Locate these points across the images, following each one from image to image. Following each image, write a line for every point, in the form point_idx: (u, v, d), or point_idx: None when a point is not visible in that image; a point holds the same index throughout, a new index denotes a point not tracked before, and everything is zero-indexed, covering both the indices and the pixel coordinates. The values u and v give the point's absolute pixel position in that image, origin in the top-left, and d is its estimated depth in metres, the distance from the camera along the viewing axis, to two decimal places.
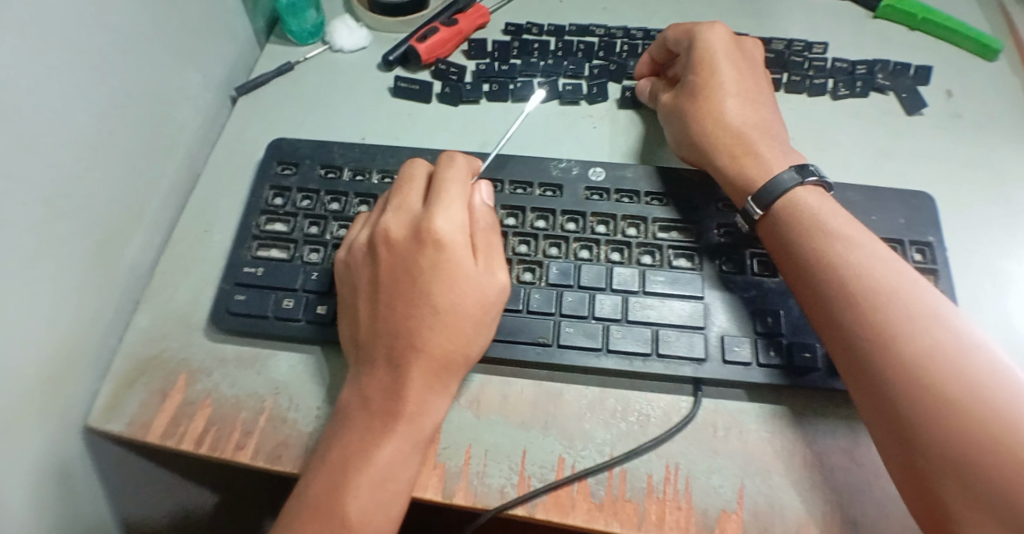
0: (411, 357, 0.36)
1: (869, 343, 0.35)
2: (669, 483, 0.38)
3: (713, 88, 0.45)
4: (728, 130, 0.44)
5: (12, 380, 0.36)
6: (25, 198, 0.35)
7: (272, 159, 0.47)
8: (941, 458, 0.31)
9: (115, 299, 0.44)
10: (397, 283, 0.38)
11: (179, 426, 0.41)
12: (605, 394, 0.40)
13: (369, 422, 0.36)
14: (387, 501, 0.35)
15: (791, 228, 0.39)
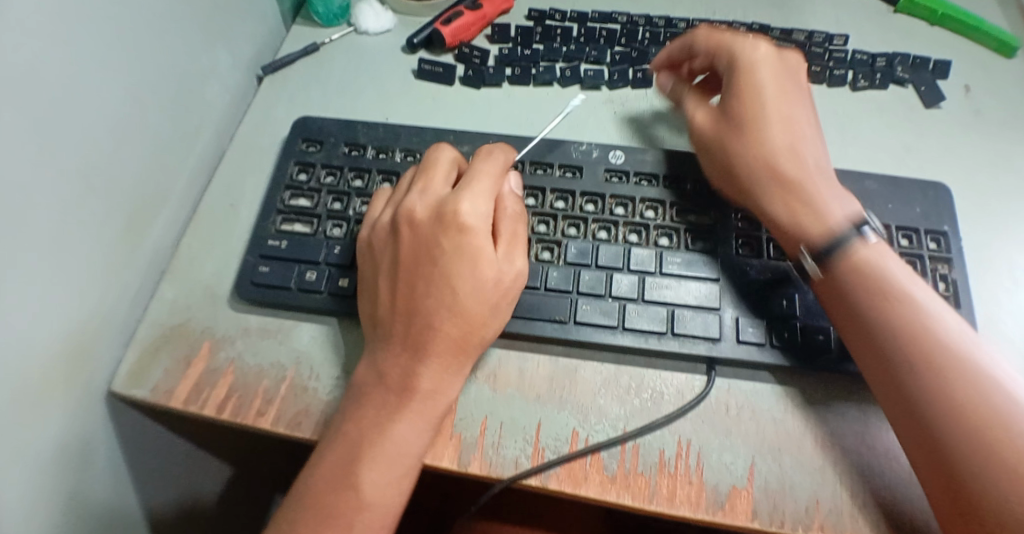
0: (428, 336, 0.37)
1: (902, 363, 0.35)
2: (681, 458, 0.38)
3: (747, 97, 0.44)
4: (770, 147, 0.42)
5: (44, 343, 0.37)
6: (57, 165, 0.36)
7: (298, 137, 0.48)
8: (976, 480, 0.31)
9: (142, 269, 0.46)
10: (418, 265, 0.39)
11: (203, 392, 0.43)
12: (620, 371, 0.41)
13: (387, 402, 0.37)
14: (399, 476, 0.36)
15: (824, 242, 0.39)
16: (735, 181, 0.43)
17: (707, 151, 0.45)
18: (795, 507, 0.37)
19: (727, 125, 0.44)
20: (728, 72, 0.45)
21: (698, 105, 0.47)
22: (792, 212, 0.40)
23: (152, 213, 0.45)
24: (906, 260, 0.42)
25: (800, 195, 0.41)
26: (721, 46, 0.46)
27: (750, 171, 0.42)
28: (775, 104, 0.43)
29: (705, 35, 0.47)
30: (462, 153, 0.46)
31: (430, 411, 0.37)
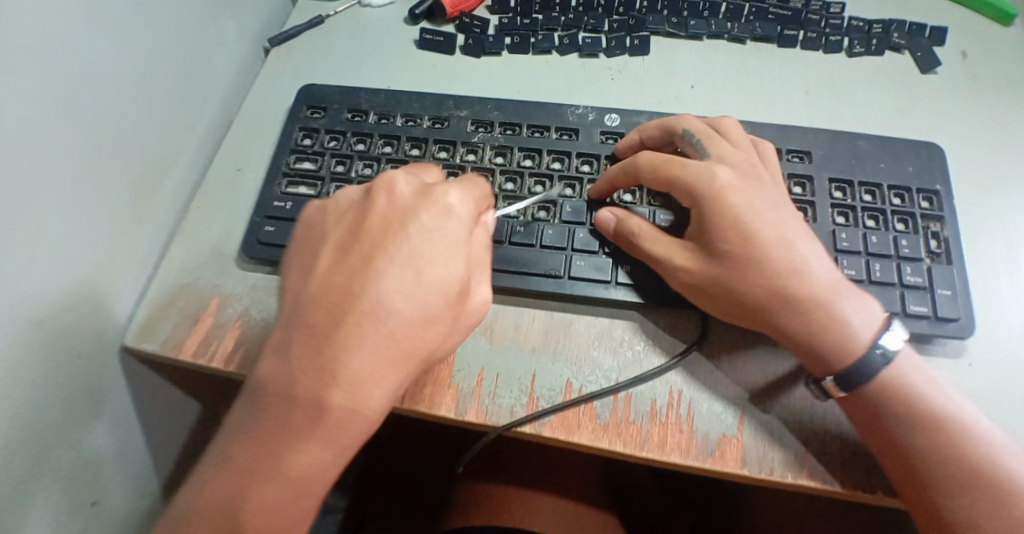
0: (359, 347, 0.30)
1: (908, 434, 0.35)
2: (672, 408, 0.39)
3: (708, 180, 0.39)
4: (773, 282, 0.37)
5: (58, 294, 0.39)
6: (71, 124, 0.38)
7: (303, 103, 0.50)
8: (956, 492, 0.34)
9: (153, 230, 0.47)
10: (373, 250, 0.32)
11: (210, 346, 0.44)
12: (613, 325, 0.42)
13: (279, 427, 0.31)
14: (293, 502, 0.31)
15: (826, 341, 0.37)
16: (723, 304, 0.39)
17: (701, 293, 0.39)
18: (782, 455, 0.38)
19: (717, 266, 0.38)
20: (693, 184, 0.39)
21: (670, 244, 0.39)
22: (803, 320, 0.37)
23: (161, 176, 0.47)
24: (898, 218, 0.42)
25: (793, 323, 0.37)
26: (668, 165, 0.40)
27: (753, 309, 0.38)
28: (752, 209, 0.38)
29: (651, 165, 0.40)
30: (461, 117, 0.48)
31: (344, 434, 0.31)
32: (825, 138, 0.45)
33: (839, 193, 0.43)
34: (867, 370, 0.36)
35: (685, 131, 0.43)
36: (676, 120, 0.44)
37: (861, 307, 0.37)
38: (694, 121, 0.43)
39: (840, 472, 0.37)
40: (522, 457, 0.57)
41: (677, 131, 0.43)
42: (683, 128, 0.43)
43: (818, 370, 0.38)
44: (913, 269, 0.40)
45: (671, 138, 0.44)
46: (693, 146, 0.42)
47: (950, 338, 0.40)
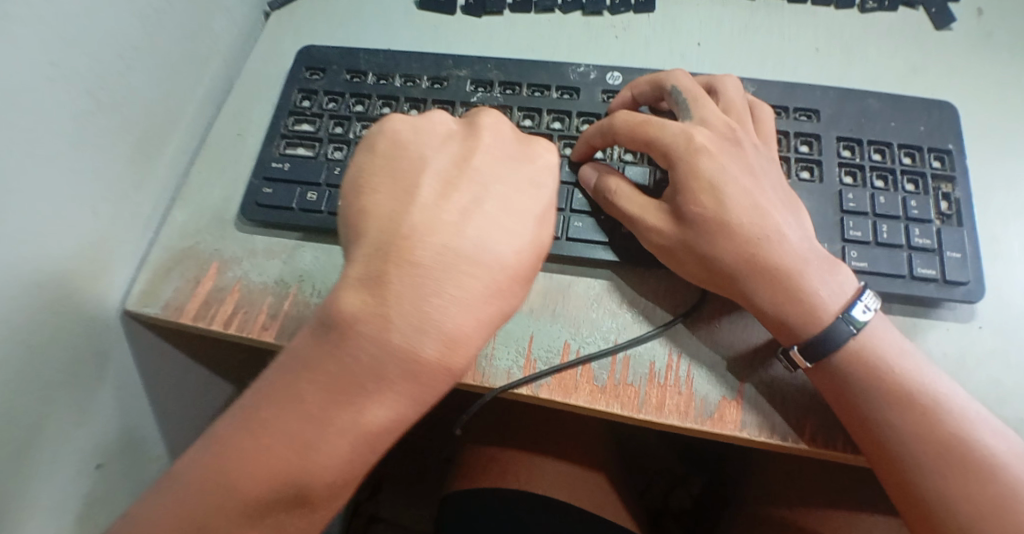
0: (453, 294, 0.29)
1: (874, 404, 0.35)
2: (671, 370, 0.39)
3: (681, 143, 0.38)
4: (742, 248, 0.37)
5: (61, 257, 0.38)
6: (72, 86, 0.37)
7: (301, 65, 0.49)
8: (926, 469, 0.34)
9: (155, 195, 0.46)
10: (471, 198, 0.32)
11: (211, 308, 0.44)
12: (613, 287, 0.42)
13: (349, 377, 0.28)
14: (357, 460, 0.29)
15: (792, 311, 0.36)
16: (691, 268, 0.38)
17: (671, 257, 0.39)
18: (781, 419, 0.37)
19: (687, 229, 0.37)
20: (668, 146, 0.38)
21: (645, 205, 0.39)
22: (770, 286, 0.36)
23: (163, 140, 0.46)
24: (907, 178, 0.41)
25: (760, 290, 0.37)
26: (645, 127, 0.39)
27: (721, 274, 0.37)
28: (725, 172, 0.37)
29: (628, 124, 0.39)
30: (461, 77, 0.47)
31: (423, 394, 0.29)
32: (834, 95, 0.44)
33: (847, 152, 0.42)
34: (833, 341, 0.35)
35: (674, 87, 0.42)
36: (667, 76, 0.42)
37: (830, 276, 0.36)
38: (683, 78, 0.42)
39: (842, 435, 0.37)
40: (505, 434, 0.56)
41: (665, 88, 0.42)
42: (672, 84, 0.42)
43: (784, 339, 0.37)
44: (922, 230, 0.39)
45: (660, 95, 0.42)
46: (677, 104, 0.41)
47: (957, 302, 0.39)
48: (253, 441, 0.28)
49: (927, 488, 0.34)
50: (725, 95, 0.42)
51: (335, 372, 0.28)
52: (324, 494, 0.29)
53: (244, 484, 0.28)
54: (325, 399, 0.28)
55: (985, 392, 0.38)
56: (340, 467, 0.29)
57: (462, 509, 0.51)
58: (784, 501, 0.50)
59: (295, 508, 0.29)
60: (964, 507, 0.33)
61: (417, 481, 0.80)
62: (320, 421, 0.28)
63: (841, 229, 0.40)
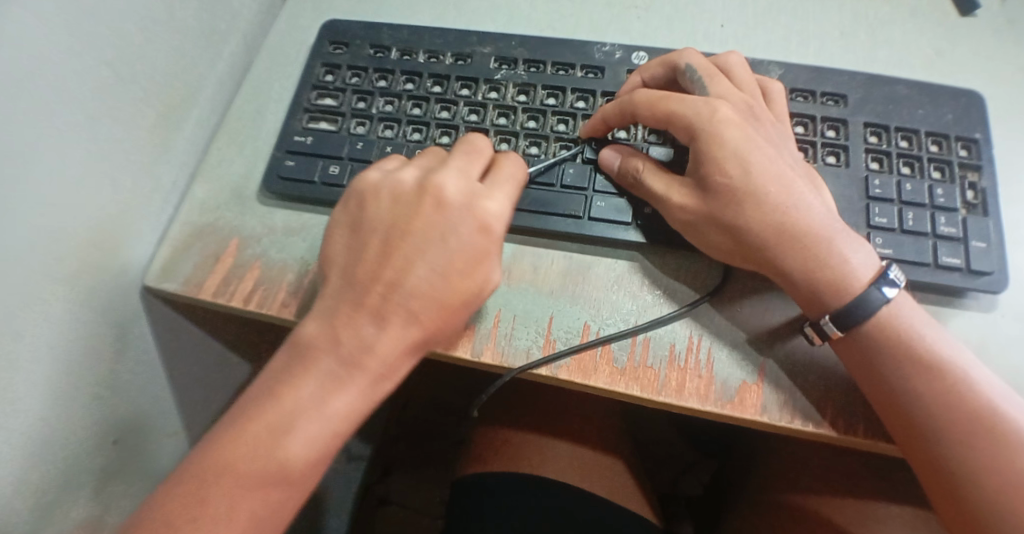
0: (369, 322, 0.35)
1: (899, 373, 0.35)
2: (691, 352, 0.39)
3: (706, 116, 0.38)
4: (772, 217, 0.37)
5: (80, 231, 0.38)
6: (90, 58, 0.37)
7: (324, 39, 0.49)
8: (953, 447, 0.34)
9: (175, 171, 0.46)
10: (410, 233, 0.36)
11: (230, 286, 0.44)
12: (635, 269, 0.41)
13: (304, 374, 0.34)
14: (315, 433, 0.34)
15: (823, 279, 0.36)
16: (719, 240, 0.38)
17: (696, 231, 0.39)
18: (804, 400, 0.37)
19: (712, 202, 0.37)
20: (691, 118, 0.38)
21: (670, 181, 0.39)
22: (801, 256, 0.36)
23: (183, 113, 0.45)
24: (934, 166, 0.41)
25: (789, 260, 0.37)
26: (665, 102, 0.39)
27: (749, 245, 0.37)
28: (750, 143, 0.37)
29: (648, 100, 0.39)
30: (485, 54, 0.47)
31: (370, 390, 0.35)
32: (862, 80, 0.44)
33: (874, 138, 0.42)
34: (865, 308, 0.35)
35: (687, 66, 0.42)
36: (677, 55, 0.43)
37: (857, 248, 0.36)
38: (695, 56, 0.42)
39: (863, 419, 0.37)
40: (514, 421, 0.56)
41: (678, 67, 0.42)
42: (686, 63, 0.42)
43: (812, 311, 0.37)
44: (947, 219, 0.39)
45: (673, 74, 0.43)
46: (693, 82, 0.41)
47: (980, 292, 0.38)
48: (251, 422, 0.33)
49: (947, 458, 0.34)
50: (744, 71, 0.42)
51: (308, 366, 0.35)
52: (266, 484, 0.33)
53: (216, 478, 0.32)
54: (291, 392, 0.34)
55: (1010, 379, 0.37)
56: (299, 456, 0.33)
57: (476, 488, 0.52)
58: (800, 491, 0.50)
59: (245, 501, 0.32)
60: (992, 485, 0.33)
61: (427, 462, 0.80)
62: (288, 407, 0.34)
63: (866, 215, 0.39)
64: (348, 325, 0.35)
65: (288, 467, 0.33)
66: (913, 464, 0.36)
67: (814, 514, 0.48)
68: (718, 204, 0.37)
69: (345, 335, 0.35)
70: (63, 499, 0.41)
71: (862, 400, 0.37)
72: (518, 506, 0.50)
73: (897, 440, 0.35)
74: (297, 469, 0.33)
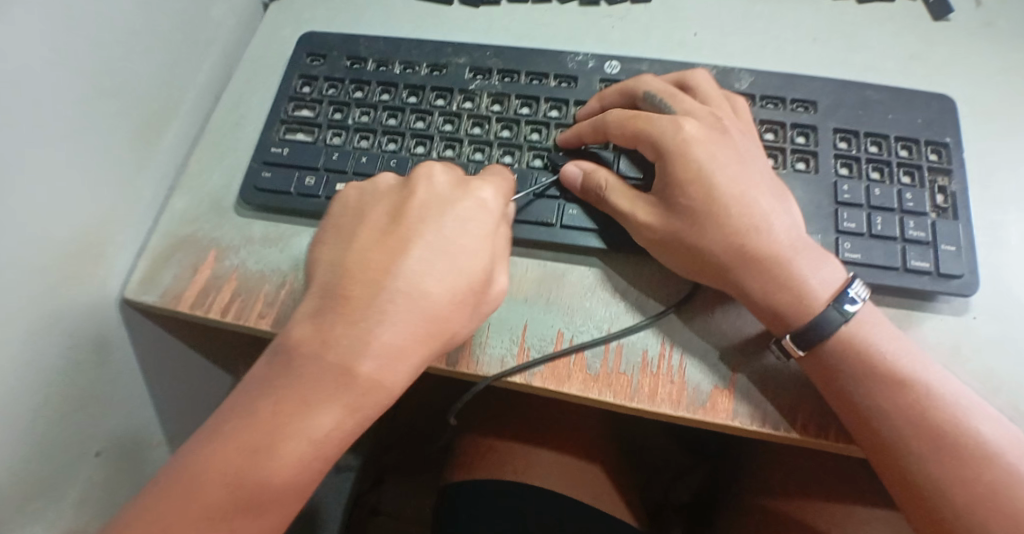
0: (448, 280, 0.34)
1: (865, 389, 0.35)
2: (663, 359, 0.39)
3: (671, 132, 0.39)
4: (731, 239, 0.37)
5: (55, 248, 0.38)
6: (67, 79, 0.37)
7: (303, 51, 0.49)
8: (921, 456, 0.34)
9: (154, 185, 0.46)
10: (438, 246, 0.35)
11: (208, 297, 0.44)
12: (609, 277, 0.42)
13: (352, 361, 0.32)
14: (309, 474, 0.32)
15: (784, 300, 0.37)
16: (682, 258, 0.38)
17: (659, 248, 0.39)
18: (775, 406, 0.38)
19: (674, 219, 0.38)
20: (659, 137, 0.39)
21: (634, 197, 0.39)
22: (765, 279, 0.37)
23: (162, 126, 0.46)
24: (903, 171, 0.41)
25: (751, 281, 0.37)
26: (634, 121, 0.40)
27: (713, 263, 0.37)
28: (713, 162, 0.38)
29: (618, 120, 0.40)
30: (460, 64, 0.47)
31: (417, 335, 0.33)
32: (832, 86, 0.44)
33: (843, 143, 0.42)
34: (824, 327, 0.36)
35: (646, 93, 0.42)
36: (636, 83, 0.43)
37: (819, 266, 0.37)
38: (653, 82, 0.42)
39: (834, 426, 0.37)
40: (494, 428, 0.56)
41: (638, 95, 0.42)
42: (644, 90, 0.42)
43: (772, 329, 0.37)
44: (916, 223, 0.39)
45: (633, 102, 0.43)
46: (656, 107, 0.41)
47: (951, 295, 0.39)
48: (271, 405, 0.32)
49: (914, 468, 0.34)
50: (700, 89, 0.43)
51: (389, 293, 0.33)
52: (283, 496, 0.31)
53: (273, 458, 0.31)
54: (329, 384, 0.32)
55: (983, 383, 0.38)
56: (288, 478, 0.31)
57: (463, 496, 0.52)
58: (782, 494, 0.50)
59: (292, 488, 0.31)
60: (960, 493, 0.34)
61: (420, 471, 0.80)
62: (365, 397, 0.33)
63: (835, 220, 0.40)
64: (385, 333, 0.33)
65: (274, 496, 0.31)
66: (885, 475, 0.36)
67: (797, 519, 0.48)
68: (680, 223, 0.38)
69: (376, 341, 0.33)
70: (47, 510, 0.42)
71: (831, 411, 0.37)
72: (500, 512, 0.50)
73: (868, 452, 0.36)
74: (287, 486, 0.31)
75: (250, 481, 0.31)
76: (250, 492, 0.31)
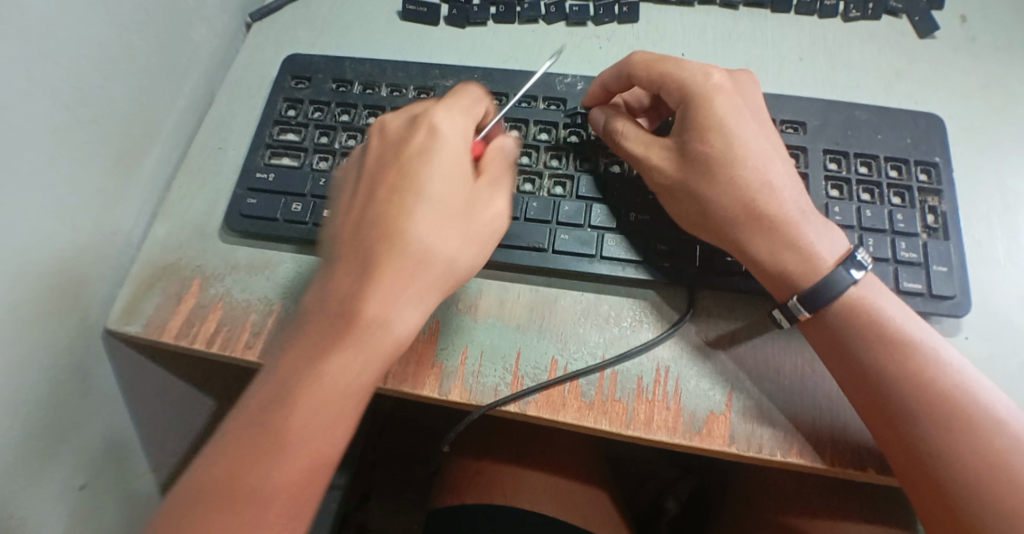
0: (429, 214, 0.34)
1: (888, 381, 0.35)
2: (658, 385, 0.39)
3: (699, 78, 0.39)
4: (744, 195, 0.37)
5: (27, 283, 0.37)
6: (39, 112, 0.36)
7: (287, 73, 0.48)
8: (946, 456, 0.33)
9: (134, 212, 0.45)
10: (407, 186, 0.34)
11: (193, 327, 0.43)
12: (601, 302, 0.41)
13: (346, 310, 0.32)
14: (335, 429, 0.32)
15: (790, 262, 0.37)
16: (691, 210, 0.39)
17: (669, 198, 0.39)
18: (772, 430, 0.37)
19: (689, 169, 0.38)
20: (685, 79, 0.39)
21: (648, 146, 0.40)
22: (775, 239, 0.37)
23: (141, 152, 0.45)
24: (893, 192, 0.41)
25: (759, 239, 0.37)
26: (661, 64, 0.40)
27: (719, 221, 0.38)
28: (736, 117, 0.38)
29: (646, 61, 0.41)
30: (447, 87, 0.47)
31: (405, 269, 0.33)
32: (820, 106, 0.44)
33: (834, 164, 0.42)
34: (833, 289, 0.36)
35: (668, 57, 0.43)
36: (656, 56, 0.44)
37: (825, 233, 0.37)
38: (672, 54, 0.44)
39: (830, 449, 0.37)
40: (482, 451, 0.55)
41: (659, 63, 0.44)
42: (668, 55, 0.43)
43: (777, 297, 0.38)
44: (908, 244, 0.39)
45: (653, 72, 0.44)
46: None
47: (944, 316, 0.39)
48: (281, 374, 0.33)
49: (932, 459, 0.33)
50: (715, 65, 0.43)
51: (371, 238, 0.34)
52: (320, 455, 0.32)
53: (295, 422, 0.32)
54: (326, 335, 0.33)
55: None
56: (315, 438, 0.32)
57: (453, 522, 0.51)
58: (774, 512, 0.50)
59: (322, 446, 0.32)
60: (987, 499, 0.32)
61: (405, 488, 0.80)
62: (363, 340, 0.32)
63: None
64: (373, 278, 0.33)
65: (306, 458, 0.32)
66: (900, 470, 0.35)
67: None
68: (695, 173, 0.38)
69: (365, 286, 0.33)
70: None
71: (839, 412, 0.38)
72: None
73: (884, 440, 0.35)
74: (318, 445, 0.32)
75: (278, 446, 0.31)
76: (285, 460, 0.31)
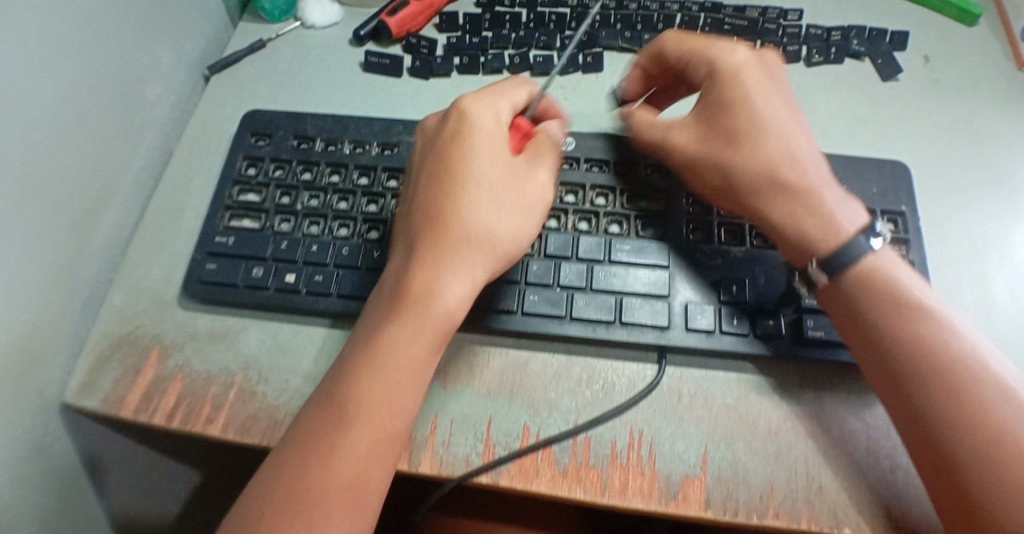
0: (480, 193, 0.37)
1: (922, 386, 0.34)
2: (633, 449, 0.38)
3: (727, 55, 0.41)
4: (767, 161, 0.39)
5: None
6: None
7: (247, 130, 0.47)
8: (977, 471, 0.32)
9: (88, 282, 0.43)
10: (452, 171, 0.38)
11: (152, 401, 0.41)
12: (573, 363, 0.41)
13: (407, 289, 0.35)
14: (401, 405, 0.34)
15: (812, 228, 0.38)
16: (713, 176, 0.40)
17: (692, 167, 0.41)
18: (749, 492, 0.37)
19: (713, 139, 0.40)
20: (714, 60, 0.41)
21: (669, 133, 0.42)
22: (798, 205, 0.38)
23: (95, 218, 0.43)
24: None
25: (779, 204, 0.38)
26: (690, 43, 0.43)
27: (740, 186, 0.39)
28: (763, 95, 0.40)
29: (675, 41, 0.43)
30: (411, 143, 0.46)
31: (458, 242, 0.36)
32: None
33: None
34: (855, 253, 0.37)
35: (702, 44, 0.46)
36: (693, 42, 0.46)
37: (845, 204, 0.38)
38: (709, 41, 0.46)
39: (807, 511, 0.36)
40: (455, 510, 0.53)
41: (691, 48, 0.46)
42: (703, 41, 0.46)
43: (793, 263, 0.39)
44: None
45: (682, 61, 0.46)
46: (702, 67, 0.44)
47: None
48: (347, 361, 0.35)
49: (958, 465, 0.32)
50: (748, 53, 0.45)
51: (426, 221, 0.37)
52: (390, 433, 0.33)
53: (361, 399, 0.33)
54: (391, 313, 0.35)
55: None
56: (384, 414, 0.33)
57: None
58: None
59: (388, 423, 0.33)
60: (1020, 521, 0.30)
61: None
62: (424, 315, 0.35)
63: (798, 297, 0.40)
64: (429, 254, 0.36)
65: (377, 436, 0.33)
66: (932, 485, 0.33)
67: None
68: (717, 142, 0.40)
69: (425, 259, 0.36)
70: None
71: (835, 446, 0.38)
72: None
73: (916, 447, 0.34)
74: (388, 419, 0.33)
75: (347, 420, 0.33)
76: (354, 437, 0.32)
